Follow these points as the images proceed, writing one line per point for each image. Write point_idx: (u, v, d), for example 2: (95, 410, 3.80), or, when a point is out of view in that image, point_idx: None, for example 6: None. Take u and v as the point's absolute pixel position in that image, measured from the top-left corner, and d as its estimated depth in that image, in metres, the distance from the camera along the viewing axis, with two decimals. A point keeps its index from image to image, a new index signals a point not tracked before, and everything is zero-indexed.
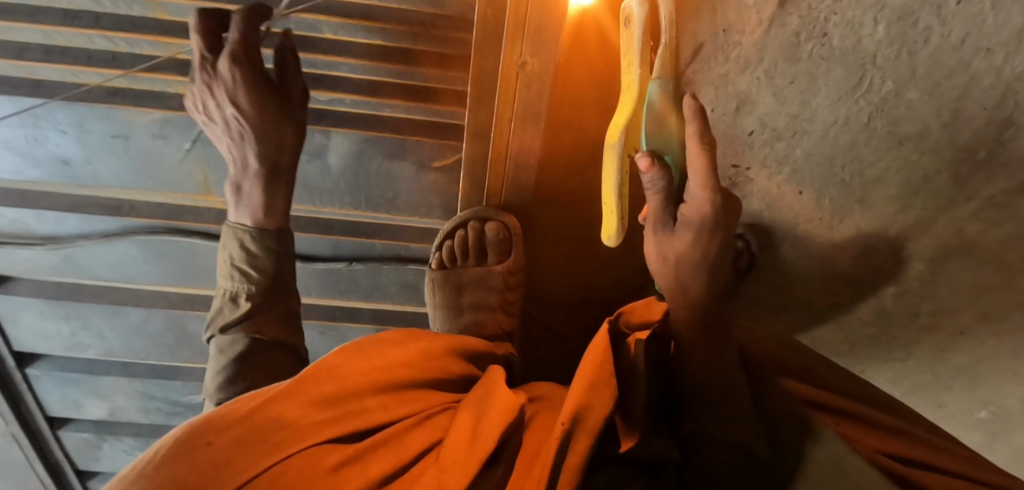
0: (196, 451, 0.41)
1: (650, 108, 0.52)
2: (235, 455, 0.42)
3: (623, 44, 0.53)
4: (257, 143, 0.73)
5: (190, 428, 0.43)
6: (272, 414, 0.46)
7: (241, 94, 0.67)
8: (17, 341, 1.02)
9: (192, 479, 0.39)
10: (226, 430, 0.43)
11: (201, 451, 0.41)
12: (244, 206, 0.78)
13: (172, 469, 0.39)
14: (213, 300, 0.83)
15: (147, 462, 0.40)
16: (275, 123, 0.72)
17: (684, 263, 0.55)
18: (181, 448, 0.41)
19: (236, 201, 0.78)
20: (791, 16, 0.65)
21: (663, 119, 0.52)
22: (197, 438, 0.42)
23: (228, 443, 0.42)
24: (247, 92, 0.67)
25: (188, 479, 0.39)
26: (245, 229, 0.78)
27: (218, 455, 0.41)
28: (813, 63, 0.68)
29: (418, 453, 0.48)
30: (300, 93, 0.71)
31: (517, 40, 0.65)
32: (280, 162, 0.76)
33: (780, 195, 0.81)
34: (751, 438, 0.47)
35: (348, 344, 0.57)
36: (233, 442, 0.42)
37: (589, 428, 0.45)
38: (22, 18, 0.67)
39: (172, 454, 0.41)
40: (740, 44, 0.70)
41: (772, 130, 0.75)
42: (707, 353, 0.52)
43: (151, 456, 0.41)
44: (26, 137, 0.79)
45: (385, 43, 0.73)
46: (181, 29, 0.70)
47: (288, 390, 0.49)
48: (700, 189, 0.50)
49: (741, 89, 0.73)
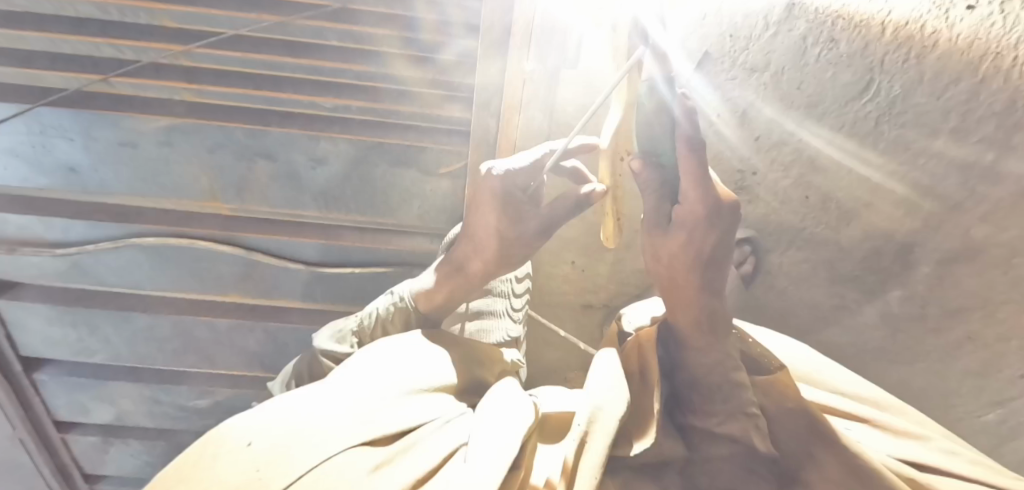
0: (238, 455, 0.40)
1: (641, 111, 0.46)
2: (277, 458, 0.40)
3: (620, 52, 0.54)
4: (473, 240, 0.64)
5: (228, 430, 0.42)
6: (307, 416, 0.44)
7: (484, 192, 0.59)
8: (24, 345, 1.02)
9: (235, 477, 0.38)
10: (266, 433, 0.42)
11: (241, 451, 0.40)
12: (426, 280, 0.69)
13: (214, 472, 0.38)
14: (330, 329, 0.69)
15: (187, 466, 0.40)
16: (501, 235, 0.61)
17: (680, 263, 0.49)
18: (228, 456, 0.40)
19: (427, 272, 0.70)
20: (799, 21, 0.72)
21: (656, 122, 0.46)
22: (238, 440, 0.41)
23: (269, 446, 0.41)
24: (492, 202, 0.59)
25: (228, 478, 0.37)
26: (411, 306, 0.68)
27: (258, 455, 0.40)
28: (820, 67, 0.73)
29: (449, 452, 0.46)
30: (533, 229, 0.60)
31: (522, 50, 0.67)
32: (471, 269, 0.65)
33: (790, 198, 0.83)
34: (750, 431, 0.49)
35: (371, 349, 0.57)
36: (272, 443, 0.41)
37: (606, 425, 0.46)
38: (30, 27, 0.69)
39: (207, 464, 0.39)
40: (748, 50, 0.78)
41: (781, 133, 0.81)
42: (707, 348, 0.51)
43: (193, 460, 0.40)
44: (33, 144, 0.79)
45: (389, 49, 0.75)
46: (187, 35, 0.72)
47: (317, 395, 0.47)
48: (693, 189, 0.45)
49: (748, 96, 0.82)
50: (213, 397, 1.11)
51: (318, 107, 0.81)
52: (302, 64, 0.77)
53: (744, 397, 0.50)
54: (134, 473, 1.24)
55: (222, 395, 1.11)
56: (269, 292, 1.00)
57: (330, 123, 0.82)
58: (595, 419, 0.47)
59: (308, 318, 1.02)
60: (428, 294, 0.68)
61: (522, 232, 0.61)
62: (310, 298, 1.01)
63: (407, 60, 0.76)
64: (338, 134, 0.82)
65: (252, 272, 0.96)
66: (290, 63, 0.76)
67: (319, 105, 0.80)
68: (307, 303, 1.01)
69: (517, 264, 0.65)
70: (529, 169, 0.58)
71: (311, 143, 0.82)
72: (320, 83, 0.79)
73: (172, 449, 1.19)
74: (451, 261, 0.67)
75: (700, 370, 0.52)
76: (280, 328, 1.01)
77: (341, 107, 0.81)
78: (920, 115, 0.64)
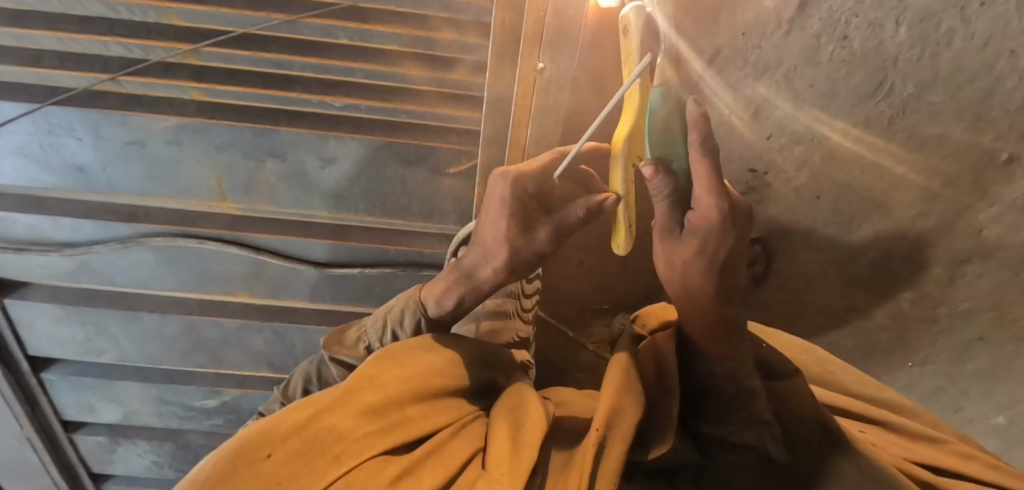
0: (257, 467, 0.39)
1: (654, 117, 0.45)
2: (298, 468, 0.40)
3: (623, 52, 0.49)
4: (483, 248, 0.63)
5: (246, 440, 0.41)
6: (325, 425, 0.43)
7: (495, 203, 0.59)
8: (32, 346, 1.02)
9: None
10: (284, 442, 0.41)
11: (261, 464, 0.39)
12: (434, 287, 0.67)
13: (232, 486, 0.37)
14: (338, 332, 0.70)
15: (207, 476, 0.38)
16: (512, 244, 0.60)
17: (693, 269, 0.50)
18: (247, 468, 0.39)
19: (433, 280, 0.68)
20: (811, 18, 0.65)
21: (669, 128, 0.44)
22: (255, 452, 0.40)
23: (288, 456, 0.40)
24: (506, 212, 0.59)
25: None
26: (420, 309, 0.67)
27: (280, 469, 0.39)
28: (833, 66, 0.68)
29: (462, 462, 0.46)
30: (546, 238, 0.61)
31: (536, 46, 0.66)
32: (480, 277, 0.64)
33: (798, 200, 0.79)
34: (766, 440, 0.48)
35: (382, 352, 0.56)
36: (292, 455, 0.40)
37: (622, 434, 0.47)
38: (37, 26, 0.68)
39: (223, 477, 0.38)
40: (759, 47, 0.69)
41: (790, 134, 0.74)
42: (725, 357, 0.50)
43: (209, 471, 0.39)
44: (42, 144, 0.79)
45: (401, 48, 0.74)
46: (195, 33, 0.71)
47: (335, 402, 0.46)
48: (706, 195, 0.44)
49: (761, 91, 0.72)
50: (220, 396, 1.11)
51: (326, 107, 0.80)
52: (310, 62, 0.74)
53: (759, 407, 0.49)
54: (142, 472, 1.24)
55: (229, 395, 1.11)
56: (277, 294, 1.00)
57: (340, 123, 0.81)
58: (612, 427, 0.47)
59: (319, 319, 1.03)
60: (437, 300, 0.66)
61: (534, 241, 0.61)
62: (319, 298, 1.01)
63: (418, 59, 0.76)
64: (348, 134, 0.81)
65: (261, 272, 0.96)
66: (299, 61, 0.74)
67: (330, 104, 0.79)
68: (316, 303, 1.02)
69: (527, 270, 0.65)
70: (538, 172, 0.58)
71: (321, 144, 0.82)
72: (329, 82, 0.78)
73: (181, 448, 1.20)
74: (460, 268, 0.65)
75: (715, 379, 0.51)
76: (287, 327, 1.02)
77: (350, 106, 0.79)
78: (927, 129, 0.68)
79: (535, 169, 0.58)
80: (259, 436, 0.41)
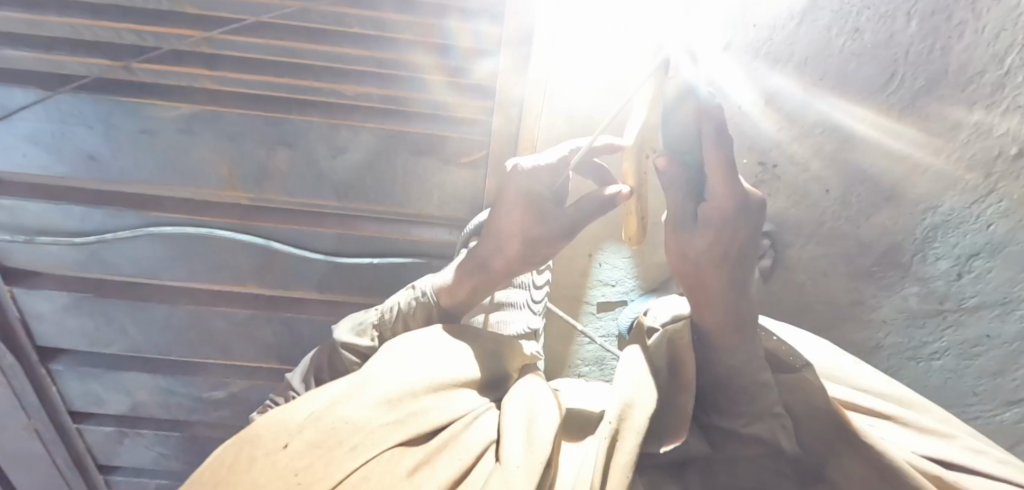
0: (274, 458, 0.39)
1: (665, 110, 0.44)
2: (314, 461, 0.40)
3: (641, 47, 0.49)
4: (494, 237, 0.62)
5: (264, 431, 0.42)
6: (341, 416, 0.43)
7: (507, 194, 0.59)
8: (41, 336, 1.02)
9: (275, 483, 0.38)
10: (302, 432, 0.41)
11: (279, 455, 0.40)
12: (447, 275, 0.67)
13: (252, 479, 0.38)
14: (341, 324, 0.68)
15: (227, 468, 0.40)
16: (524, 234, 0.60)
17: (708, 262, 0.49)
18: (265, 459, 0.40)
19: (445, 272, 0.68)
20: (824, 11, 0.71)
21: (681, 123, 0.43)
22: (272, 442, 0.41)
23: (305, 446, 0.40)
24: (518, 202, 0.58)
25: (269, 484, 0.38)
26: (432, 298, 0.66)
27: (297, 460, 0.39)
28: (844, 58, 0.71)
29: (476, 455, 0.45)
30: (561, 227, 0.59)
31: (549, 42, 0.69)
32: (490, 266, 0.64)
33: (807, 192, 0.83)
34: (775, 432, 0.48)
35: (396, 343, 0.55)
36: (309, 446, 0.40)
37: (636, 425, 0.45)
38: (50, 13, 0.70)
39: (241, 467, 0.39)
40: (770, 41, 0.78)
41: (802, 127, 0.80)
42: (738, 346, 0.50)
43: (233, 459, 0.41)
44: (52, 132, 0.79)
45: (414, 37, 0.75)
46: (206, 21, 0.72)
47: (351, 392, 0.46)
48: (721, 185, 0.44)
49: (776, 83, 0.79)
50: (228, 388, 1.11)
51: (338, 96, 0.80)
52: (322, 51, 0.76)
53: (771, 399, 0.49)
54: (148, 464, 1.24)
55: (236, 387, 1.11)
56: (285, 283, 1.00)
57: (351, 112, 0.82)
58: (624, 420, 0.46)
59: (327, 311, 1.03)
60: (450, 291, 0.65)
61: (546, 232, 0.60)
62: (328, 288, 1.00)
63: (429, 48, 0.77)
64: (361, 124, 0.82)
65: (270, 263, 0.96)
66: (313, 50, 0.75)
67: (341, 93, 0.80)
68: (324, 293, 1.01)
69: (538, 262, 0.64)
70: (553, 164, 0.58)
71: (331, 132, 0.82)
72: (340, 70, 0.78)
73: (188, 440, 1.19)
74: (472, 259, 0.65)
75: (729, 373, 0.51)
76: (295, 318, 1.02)
77: (363, 96, 0.80)
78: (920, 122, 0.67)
79: (551, 161, 0.58)
80: (278, 426, 0.42)
